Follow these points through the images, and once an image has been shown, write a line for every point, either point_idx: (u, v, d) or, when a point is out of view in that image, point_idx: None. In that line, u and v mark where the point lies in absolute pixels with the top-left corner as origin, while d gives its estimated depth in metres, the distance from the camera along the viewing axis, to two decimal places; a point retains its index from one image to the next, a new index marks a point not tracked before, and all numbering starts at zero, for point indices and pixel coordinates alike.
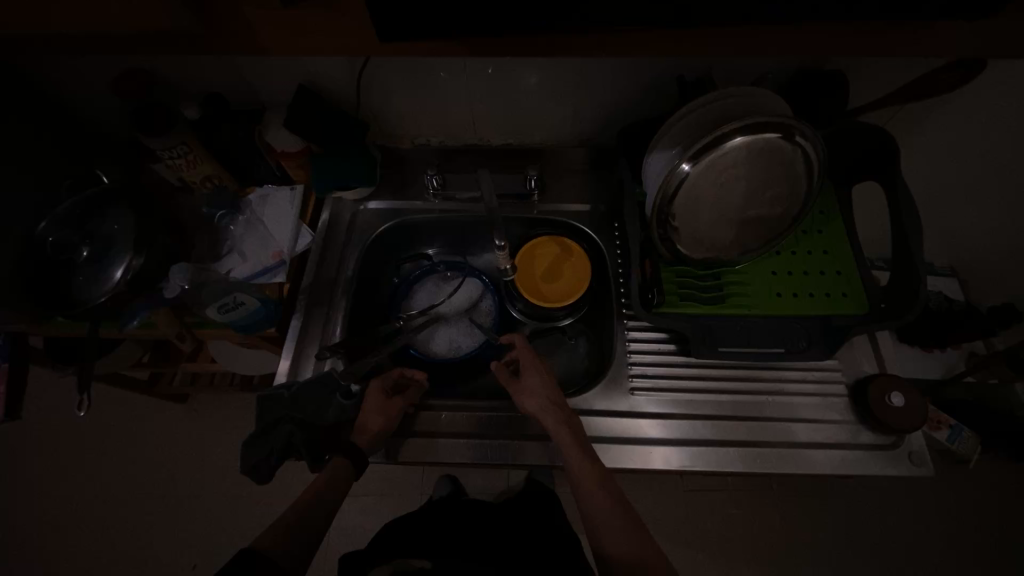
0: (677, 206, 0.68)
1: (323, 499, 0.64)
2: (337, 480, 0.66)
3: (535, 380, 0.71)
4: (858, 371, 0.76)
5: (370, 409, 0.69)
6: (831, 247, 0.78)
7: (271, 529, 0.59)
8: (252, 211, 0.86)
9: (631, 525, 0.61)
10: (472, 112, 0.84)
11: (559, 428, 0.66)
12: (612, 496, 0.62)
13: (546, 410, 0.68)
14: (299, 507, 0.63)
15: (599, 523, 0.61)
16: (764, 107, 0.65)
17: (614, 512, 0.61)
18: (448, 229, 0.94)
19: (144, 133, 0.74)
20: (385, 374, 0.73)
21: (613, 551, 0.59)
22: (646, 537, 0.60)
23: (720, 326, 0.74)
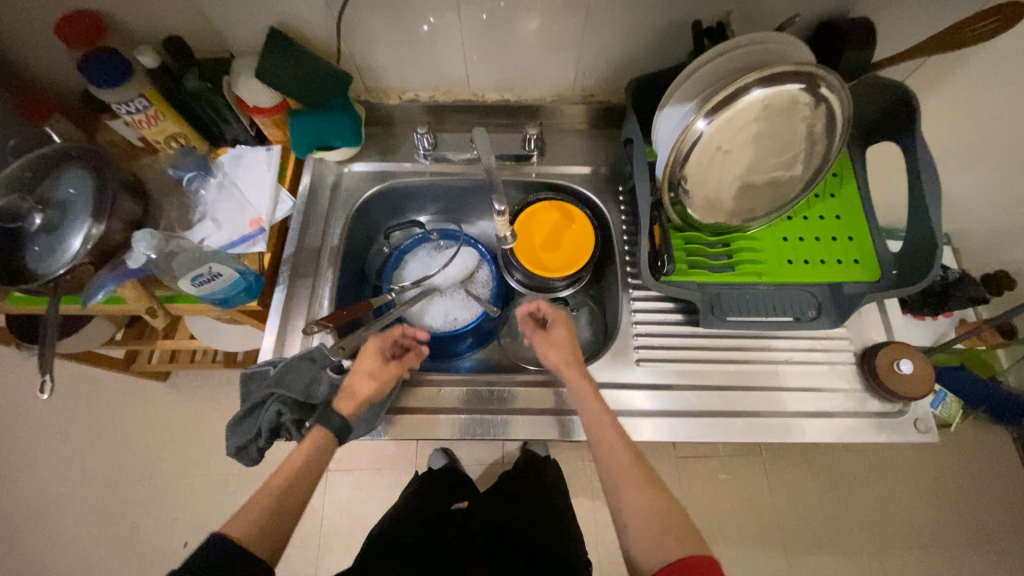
0: (690, 166, 0.63)
1: (302, 475, 0.58)
2: (319, 454, 0.60)
3: (563, 333, 0.68)
4: (864, 340, 0.74)
5: (359, 372, 0.64)
6: (844, 211, 0.75)
7: (246, 512, 0.54)
8: (224, 174, 0.79)
9: (646, 478, 0.56)
10: (466, 63, 0.76)
11: (580, 381, 0.64)
12: (631, 451, 0.58)
13: (568, 364, 0.66)
14: (279, 483, 0.57)
15: (619, 483, 0.56)
16: (785, 56, 0.59)
17: (632, 465, 0.57)
18: (441, 194, 0.87)
19: (95, 84, 0.67)
20: (383, 337, 0.67)
21: (628, 506, 0.55)
22: (665, 492, 0.56)
23: (729, 295, 0.71)
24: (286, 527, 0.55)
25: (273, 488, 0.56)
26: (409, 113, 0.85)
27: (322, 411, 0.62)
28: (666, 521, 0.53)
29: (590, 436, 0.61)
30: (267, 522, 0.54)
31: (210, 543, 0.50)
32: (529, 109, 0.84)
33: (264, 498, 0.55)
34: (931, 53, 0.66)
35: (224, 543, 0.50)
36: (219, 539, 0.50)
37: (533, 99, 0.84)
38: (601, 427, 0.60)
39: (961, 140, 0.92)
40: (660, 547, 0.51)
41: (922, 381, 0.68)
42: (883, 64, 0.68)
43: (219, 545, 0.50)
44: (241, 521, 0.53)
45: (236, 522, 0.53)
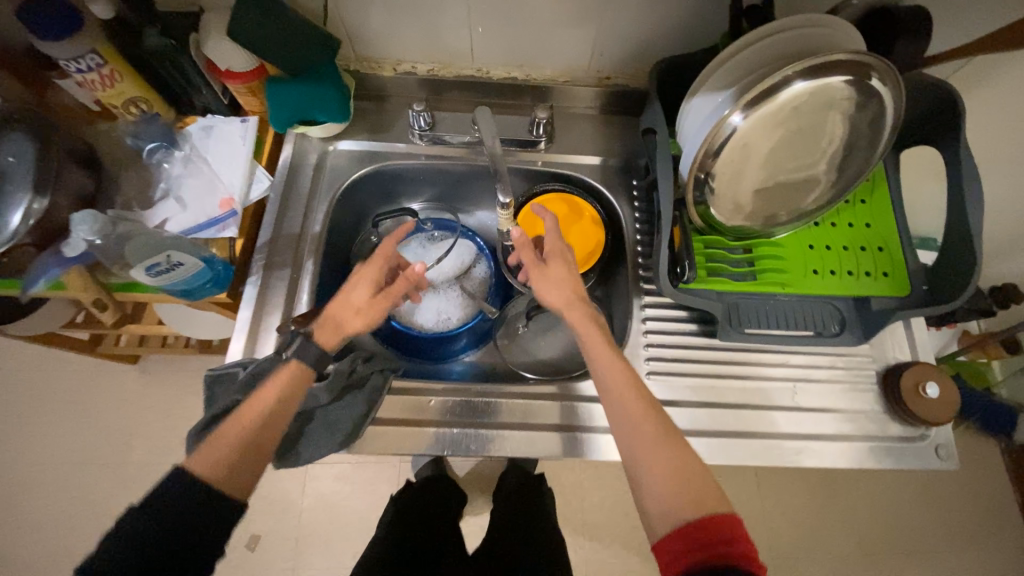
0: (721, 165, 0.57)
1: (278, 410, 0.52)
2: (294, 388, 0.54)
3: (563, 270, 0.60)
4: (885, 360, 0.69)
5: (348, 306, 0.58)
6: (875, 219, 0.69)
7: (212, 453, 0.48)
8: (193, 147, 0.70)
9: (662, 432, 0.51)
10: (471, 31, 0.68)
11: (584, 325, 0.57)
12: (644, 402, 0.53)
13: (570, 307, 0.59)
14: (249, 422, 0.51)
15: (632, 438, 0.51)
16: (834, 42, 0.52)
17: (647, 418, 0.51)
18: (437, 180, 0.79)
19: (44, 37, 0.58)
20: (374, 263, 0.60)
21: (643, 464, 0.49)
22: (681, 446, 0.50)
23: (750, 305, 0.65)
24: (256, 468, 0.50)
25: (245, 425, 0.50)
26: (405, 87, 0.76)
27: (297, 340, 0.56)
28: (681, 477, 0.47)
29: (600, 385, 0.54)
30: (238, 462, 0.49)
31: (177, 479, 0.46)
32: (538, 90, 0.76)
33: (232, 436, 0.50)
34: (988, 49, 0.59)
35: (189, 487, 0.46)
36: (190, 473, 0.47)
37: (544, 78, 0.75)
38: (610, 375, 0.54)
39: (993, 147, 0.86)
40: (675, 505, 0.46)
41: (948, 406, 0.64)
42: (936, 59, 0.61)
43: (186, 487, 0.46)
44: (210, 456, 0.48)
45: (205, 458, 0.48)
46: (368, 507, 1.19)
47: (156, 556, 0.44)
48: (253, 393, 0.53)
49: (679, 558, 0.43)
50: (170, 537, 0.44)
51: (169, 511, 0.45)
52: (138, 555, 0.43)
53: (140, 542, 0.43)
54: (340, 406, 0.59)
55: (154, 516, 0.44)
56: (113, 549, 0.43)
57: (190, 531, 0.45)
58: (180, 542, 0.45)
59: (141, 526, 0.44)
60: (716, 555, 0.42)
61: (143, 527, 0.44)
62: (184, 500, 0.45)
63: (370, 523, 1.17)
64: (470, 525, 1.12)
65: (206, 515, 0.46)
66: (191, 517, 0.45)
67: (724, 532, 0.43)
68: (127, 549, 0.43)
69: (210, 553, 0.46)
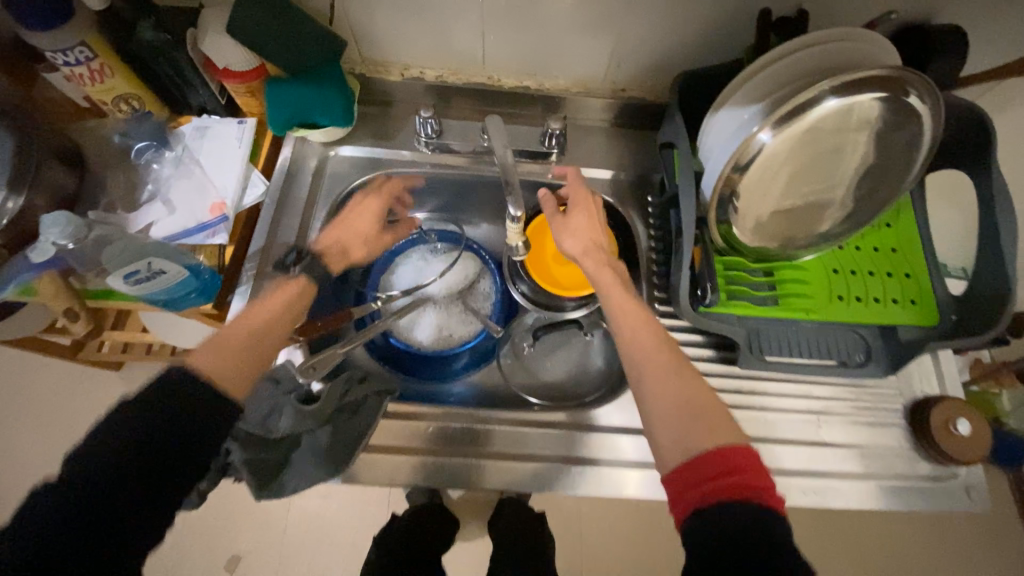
0: (746, 183, 0.54)
1: (276, 320, 0.52)
2: (293, 303, 0.55)
3: (582, 219, 0.60)
4: (912, 394, 0.65)
5: (353, 234, 0.64)
6: (900, 244, 0.66)
7: (213, 348, 0.47)
8: (186, 147, 0.66)
9: (677, 366, 0.48)
10: (484, 36, 0.65)
11: (600, 268, 0.56)
12: (659, 338, 0.50)
13: (587, 253, 0.57)
14: (251, 327, 0.50)
15: (644, 372, 0.48)
16: (869, 57, 0.50)
17: (661, 352, 0.48)
18: (441, 190, 0.75)
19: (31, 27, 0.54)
20: (379, 197, 0.66)
21: (654, 398, 0.46)
22: (696, 381, 0.47)
23: (771, 332, 0.62)
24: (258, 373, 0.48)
25: (247, 328, 0.50)
26: (412, 93, 0.73)
27: (307, 259, 0.60)
28: (690, 408, 0.44)
29: (613, 322, 0.52)
30: (242, 360, 0.47)
31: (167, 380, 0.41)
32: (550, 100, 0.73)
33: (237, 338, 0.49)
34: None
35: (180, 392, 0.41)
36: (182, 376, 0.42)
37: (557, 88, 0.72)
38: (623, 314, 0.52)
39: None
40: (683, 435, 0.43)
41: (979, 444, 0.60)
42: (965, 82, 0.59)
43: (175, 392, 0.41)
44: (207, 358, 0.46)
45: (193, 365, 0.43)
46: (356, 531, 1.12)
47: (143, 463, 0.39)
48: (254, 303, 0.54)
49: (682, 491, 0.40)
50: (159, 445, 0.40)
51: (158, 415, 0.40)
52: (123, 459, 0.38)
53: (118, 449, 0.39)
54: (332, 431, 0.54)
55: (138, 419, 0.39)
56: (91, 450, 0.38)
57: (182, 437, 0.40)
58: (169, 451, 0.40)
59: (125, 429, 0.39)
60: (725, 493, 0.38)
61: (128, 429, 0.39)
62: (176, 405, 0.41)
63: (358, 548, 1.11)
64: (463, 552, 1.05)
65: (198, 421, 0.41)
66: (165, 438, 0.40)
67: (736, 464, 0.39)
68: (110, 452, 0.38)
69: (206, 458, 0.43)
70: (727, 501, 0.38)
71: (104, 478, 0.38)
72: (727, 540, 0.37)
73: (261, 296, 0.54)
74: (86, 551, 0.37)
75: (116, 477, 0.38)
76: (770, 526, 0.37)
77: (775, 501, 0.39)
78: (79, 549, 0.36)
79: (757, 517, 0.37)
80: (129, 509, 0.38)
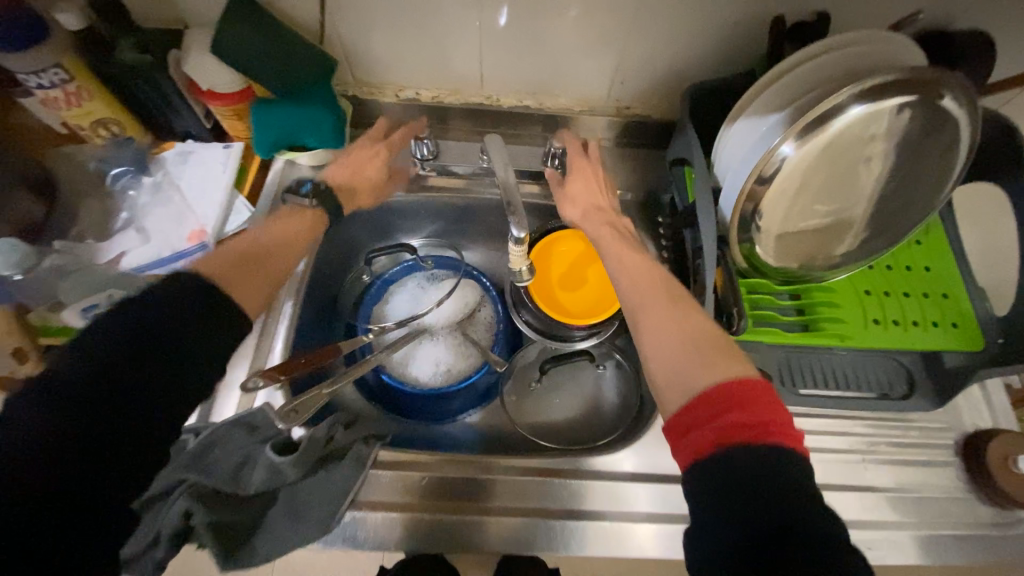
0: (767, 198, 0.50)
1: (282, 241, 0.51)
2: (299, 224, 0.53)
3: (583, 182, 0.58)
4: (961, 428, 0.58)
5: (360, 177, 0.60)
6: (932, 262, 0.61)
7: (222, 260, 0.46)
8: (166, 173, 0.63)
9: (679, 304, 0.44)
10: (482, 53, 0.62)
11: (600, 227, 0.54)
12: (659, 282, 0.47)
13: (589, 215, 0.56)
14: (255, 245, 0.49)
15: (642, 314, 0.45)
16: (894, 61, 0.46)
17: (661, 293, 0.46)
18: (439, 214, 0.71)
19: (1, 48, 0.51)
20: (387, 141, 0.62)
21: (652, 340, 0.43)
22: (701, 319, 0.43)
23: (801, 359, 0.57)
24: (262, 289, 0.46)
25: (252, 244, 0.49)
26: (407, 115, 0.70)
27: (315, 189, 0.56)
28: (696, 345, 0.41)
29: (613, 271, 0.50)
30: (241, 273, 0.45)
31: (145, 301, 0.39)
32: (551, 119, 0.69)
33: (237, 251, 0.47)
34: None
35: (166, 307, 0.39)
36: (162, 293, 0.39)
37: (559, 107, 0.69)
38: (623, 264, 0.50)
39: None
40: (685, 372, 0.39)
41: None
42: (994, 90, 0.56)
43: (158, 310, 0.38)
44: (202, 267, 0.44)
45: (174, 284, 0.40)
46: None
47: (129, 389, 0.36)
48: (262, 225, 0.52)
49: (687, 437, 0.36)
50: (144, 368, 0.37)
51: (138, 338, 0.37)
52: (106, 386, 0.35)
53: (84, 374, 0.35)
54: (314, 484, 0.46)
55: (114, 343, 0.37)
56: (60, 380, 0.35)
57: (166, 357, 0.38)
58: (158, 376, 0.37)
59: (102, 353, 0.36)
60: (736, 434, 0.34)
61: (105, 353, 0.36)
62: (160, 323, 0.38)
63: None
64: None
65: (187, 339, 0.39)
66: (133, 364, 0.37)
67: (746, 399, 0.36)
68: (87, 379, 0.35)
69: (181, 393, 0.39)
70: (740, 442, 0.34)
71: (80, 406, 0.34)
72: (741, 490, 0.32)
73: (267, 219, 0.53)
74: (78, 477, 0.33)
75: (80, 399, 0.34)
76: (789, 466, 0.33)
77: (793, 437, 0.35)
78: (59, 479, 0.33)
79: (774, 457, 0.33)
80: (128, 438, 0.36)
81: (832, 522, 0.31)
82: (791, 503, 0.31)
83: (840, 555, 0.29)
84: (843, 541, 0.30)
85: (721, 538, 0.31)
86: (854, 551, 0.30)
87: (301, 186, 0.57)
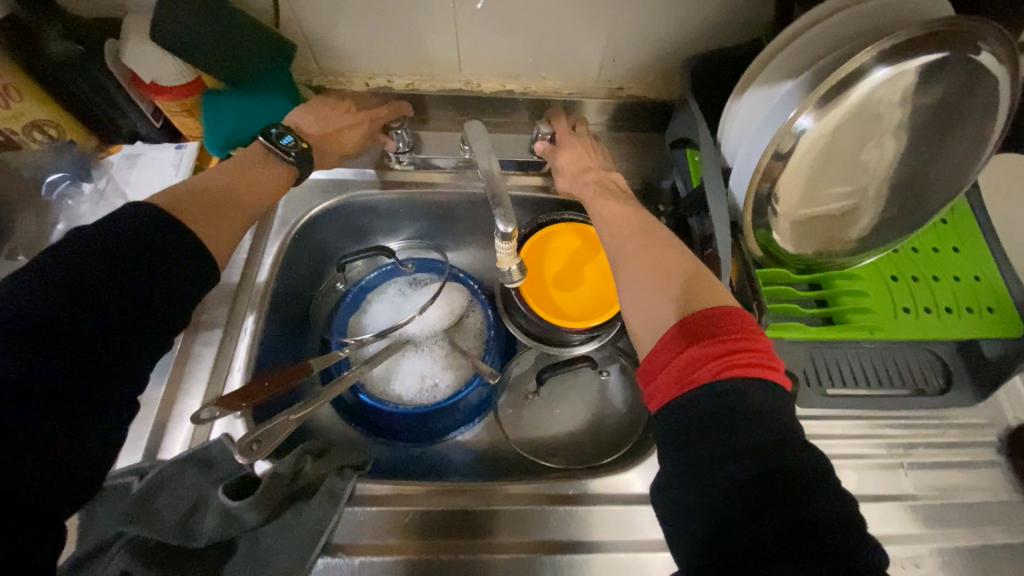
0: (783, 178, 0.44)
1: (246, 188, 0.47)
2: (271, 180, 0.49)
3: (576, 148, 0.57)
4: (1006, 424, 0.53)
5: (333, 139, 0.55)
6: (961, 241, 0.55)
7: (194, 200, 0.43)
8: (110, 179, 0.57)
9: (669, 257, 0.42)
10: (457, 31, 0.55)
11: (589, 191, 0.53)
12: (647, 238, 0.45)
13: (577, 181, 0.55)
14: (219, 185, 0.46)
15: (630, 270, 0.43)
16: (919, 14, 0.40)
17: (648, 248, 0.44)
18: (419, 213, 0.64)
19: None
20: (373, 114, 0.58)
21: (634, 293, 0.41)
22: (692, 269, 0.40)
23: (825, 358, 0.51)
24: (224, 240, 0.43)
25: (218, 189, 0.45)
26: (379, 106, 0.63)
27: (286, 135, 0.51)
28: (683, 294, 0.38)
29: (603, 231, 0.49)
30: (207, 221, 0.42)
31: (100, 236, 0.36)
32: (538, 104, 0.63)
33: (206, 189, 0.45)
34: None
35: (103, 251, 0.36)
36: (100, 236, 0.36)
37: (545, 91, 0.63)
38: (609, 224, 0.49)
39: None
40: (666, 321, 0.37)
41: None
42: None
43: (95, 254, 0.36)
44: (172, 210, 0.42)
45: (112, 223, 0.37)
46: None
47: (85, 330, 0.35)
48: (226, 164, 0.49)
49: (654, 381, 0.34)
50: (103, 307, 0.35)
51: (78, 284, 0.35)
52: (60, 326, 0.34)
53: (50, 291, 0.34)
54: (280, 529, 0.40)
55: (50, 289, 0.34)
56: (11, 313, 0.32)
57: (128, 278, 0.36)
58: (113, 323, 0.36)
59: (32, 303, 0.33)
60: (699, 371, 0.32)
61: (55, 289, 0.34)
62: (101, 266, 0.36)
63: None
64: None
65: (142, 280, 0.37)
66: (102, 283, 0.35)
67: (711, 332, 0.33)
68: (44, 312, 0.33)
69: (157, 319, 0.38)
70: (706, 377, 0.32)
71: (53, 323, 0.33)
72: (703, 443, 0.30)
73: (231, 160, 0.49)
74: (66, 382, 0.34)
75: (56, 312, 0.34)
76: (760, 397, 0.31)
77: (765, 363, 0.32)
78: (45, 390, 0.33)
79: (738, 392, 0.31)
80: (107, 371, 0.35)
81: (801, 452, 0.29)
82: (758, 444, 0.30)
83: (804, 492, 0.28)
84: (812, 467, 0.29)
85: (683, 496, 0.30)
86: (821, 487, 0.28)
87: (274, 128, 0.50)
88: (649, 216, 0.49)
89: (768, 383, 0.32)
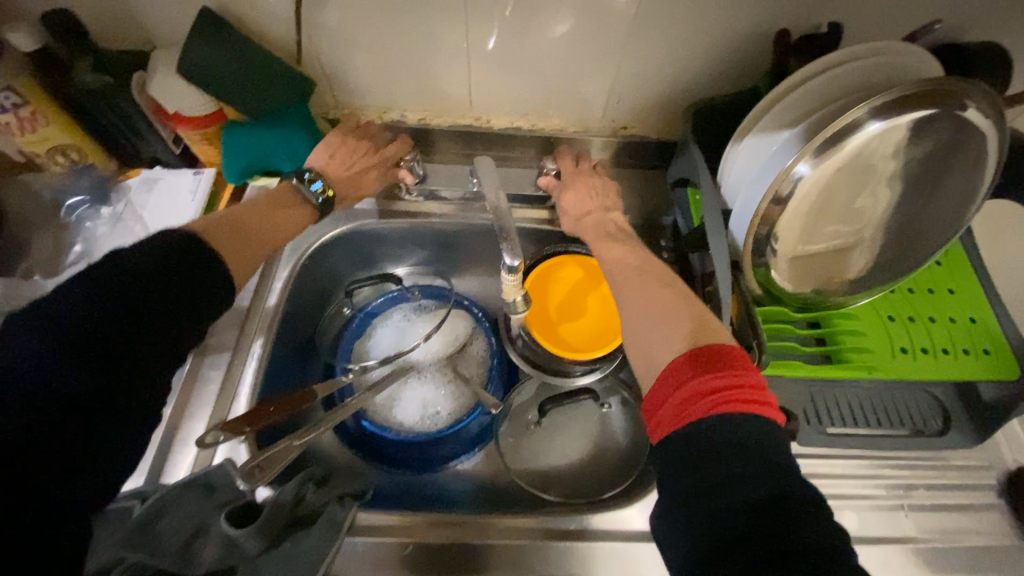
0: (783, 221, 0.46)
1: (264, 224, 0.50)
2: (290, 223, 0.52)
3: (582, 186, 0.59)
4: (1005, 466, 0.53)
5: (354, 175, 0.58)
6: (956, 283, 0.56)
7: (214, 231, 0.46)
8: (129, 203, 0.58)
9: (672, 296, 0.43)
10: (470, 71, 0.58)
11: (593, 230, 0.55)
12: (650, 277, 0.46)
13: (582, 219, 0.57)
14: (239, 219, 0.48)
15: (634, 308, 0.44)
16: (907, 72, 0.43)
17: (651, 287, 0.45)
18: (426, 241, 0.66)
19: None
20: (393, 149, 0.60)
21: (638, 332, 0.42)
22: (695, 309, 0.41)
23: (825, 397, 0.52)
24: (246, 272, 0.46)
25: (235, 223, 0.48)
26: None
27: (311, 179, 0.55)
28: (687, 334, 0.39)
29: (607, 269, 0.50)
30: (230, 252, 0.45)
31: (134, 254, 0.39)
32: (545, 140, 0.66)
33: (230, 223, 0.47)
34: None
35: (129, 262, 0.39)
36: (131, 249, 0.40)
37: (553, 128, 0.65)
38: (614, 262, 0.50)
39: None
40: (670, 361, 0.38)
41: None
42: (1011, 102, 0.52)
43: (131, 268, 0.38)
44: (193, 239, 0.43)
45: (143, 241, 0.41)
46: None
47: (115, 338, 0.37)
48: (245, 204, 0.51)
49: (655, 414, 0.35)
50: (136, 318, 0.38)
51: (110, 297, 0.37)
52: (97, 333, 0.36)
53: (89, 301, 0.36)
54: (280, 559, 0.39)
55: (91, 299, 0.37)
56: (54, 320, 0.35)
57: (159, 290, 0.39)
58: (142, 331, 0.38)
59: (69, 314, 0.36)
60: (696, 405, 0.33)
61: (97, 299, 0.37)
62: (137, 279, 0.38)
63: None
64: None
65: (171, 295, 0.39)
66: (134, 294, 0.38)
67: (706, 367, 0.34)
68: (80, 319, 0.36)
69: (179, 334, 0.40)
70: (705, 412, 0.32)
71: (92, 332, 0.36)
72: (702, 471, 0.31)
73: (254, 199, 0.52)
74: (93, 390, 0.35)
75: (98, 319, 0.36)
76: (757, 429, 0.31)
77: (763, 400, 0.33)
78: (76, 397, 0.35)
79: (731, 427, 0.31)
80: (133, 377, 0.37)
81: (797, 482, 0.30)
82: (754, 472, 0.30)
83: (800, 523, 0.28)
84: (808, 498, 0.29)
85: (680, 522, 0.31)
86: (817, 519, 0.28)
87: (306, 173, 0.55)
88: (651, 255, 0.50)
89: (764, 419, 0.32)
